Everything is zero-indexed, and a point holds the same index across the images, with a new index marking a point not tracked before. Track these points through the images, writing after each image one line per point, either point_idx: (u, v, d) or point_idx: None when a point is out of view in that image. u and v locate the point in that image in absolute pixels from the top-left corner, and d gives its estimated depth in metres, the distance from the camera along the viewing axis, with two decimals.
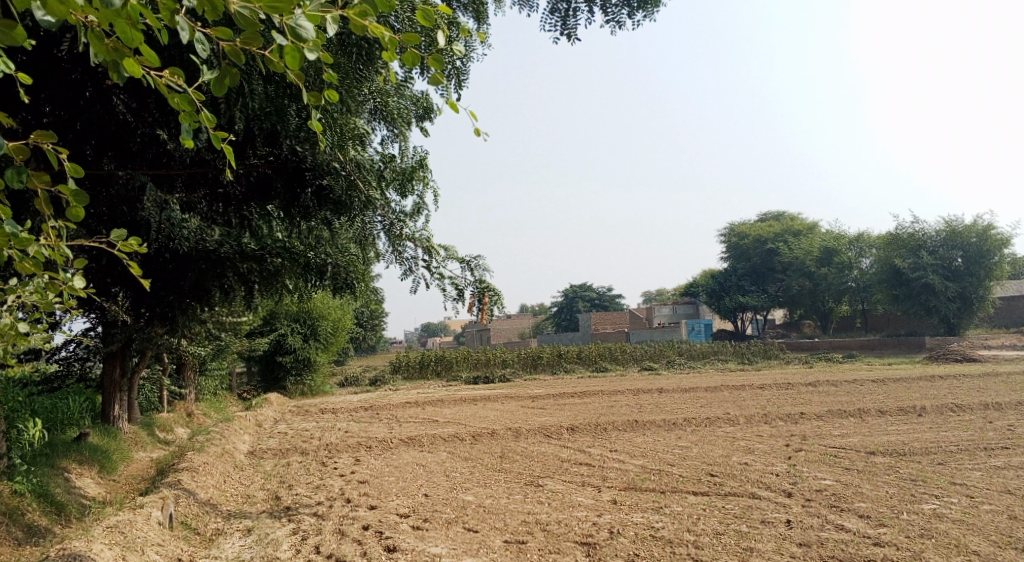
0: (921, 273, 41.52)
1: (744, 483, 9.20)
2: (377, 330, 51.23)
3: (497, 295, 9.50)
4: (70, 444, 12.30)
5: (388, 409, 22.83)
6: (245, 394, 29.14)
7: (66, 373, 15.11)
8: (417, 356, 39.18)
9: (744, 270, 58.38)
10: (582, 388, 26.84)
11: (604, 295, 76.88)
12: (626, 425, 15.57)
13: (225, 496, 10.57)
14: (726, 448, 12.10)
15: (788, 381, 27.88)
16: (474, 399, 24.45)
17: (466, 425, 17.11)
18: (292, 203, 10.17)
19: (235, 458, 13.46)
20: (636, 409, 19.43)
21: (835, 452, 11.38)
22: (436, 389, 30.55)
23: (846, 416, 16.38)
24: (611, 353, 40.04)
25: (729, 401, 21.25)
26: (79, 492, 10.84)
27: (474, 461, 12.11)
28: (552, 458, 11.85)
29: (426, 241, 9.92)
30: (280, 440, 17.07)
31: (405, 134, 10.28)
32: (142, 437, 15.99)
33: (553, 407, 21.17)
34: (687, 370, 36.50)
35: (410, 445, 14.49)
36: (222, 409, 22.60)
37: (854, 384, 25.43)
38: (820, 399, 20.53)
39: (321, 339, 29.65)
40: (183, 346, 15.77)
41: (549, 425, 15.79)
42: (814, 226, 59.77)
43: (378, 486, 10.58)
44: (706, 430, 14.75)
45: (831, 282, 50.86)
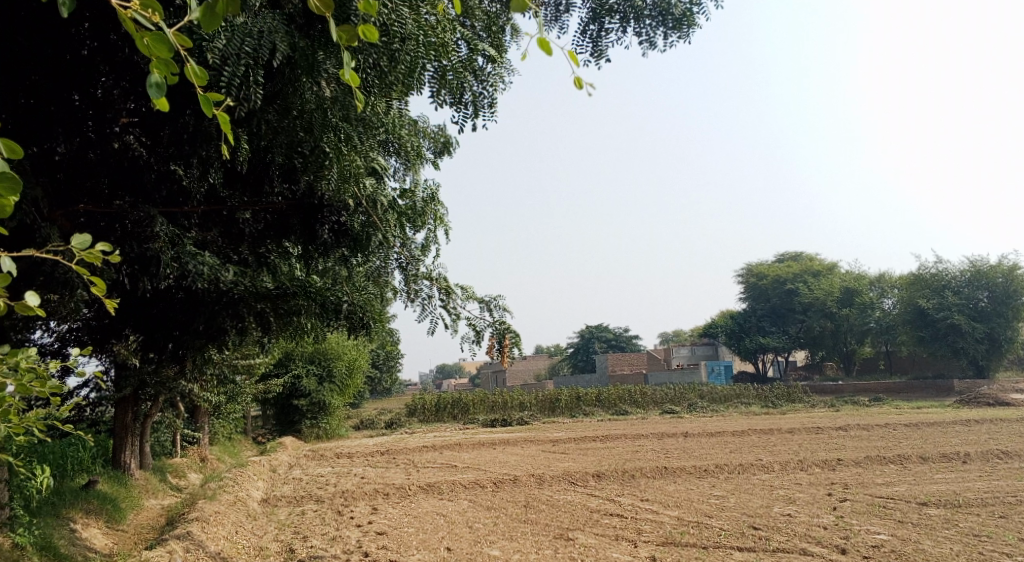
0: (946, 313, 40.60)
1: (792, 537, 8.56)
2: (393, 372, 50.63)
3: (519, 338, 8.97)
4: (78, 492, 11.84)
5: (404, 453, 22.21)
6: (260, 437, 28.64)
7: (77, 418, 14.72)
8: (433, 398, 38.53)
9: (765, 310, 57.53)
10: (605, 433, 26.09)
11: (621, 337, 76.20)
12: (654, 472, 14.90)
13: (237, 549, 10.01)
14: (764, 498, 11.42)
15: (816, 425, 27.04)
16: (493, 443, 23.78)
17: (486, 472, 16.47)
18: (307, 239, 9.77)
19: (249, 506, 12.89)
20: (662, 455, 18.72)
21: (883, 503, 10.68)
22: (453, 433, 29.90)
23: (886, 463, 15.63)
24: (631, 396, 39.24)
25: (759, 446, 20.48)
26: (85, 544, 10.32)
27: (498, 511, 11.47)
28: (581, 508, 11.22)
29: (443, 280, 9.42)
30: (295, 486, 16.50)
31: (417, 167, 9.86)
32: (154, 484, 15.48)
33: (575, 452, 20.50)
34: (709, 413, 35.66)
35: (430, 493, 13.87)
36: (236, 454, 22.11)
37: (886, 427, 24.54)
38: (853, 444, 19.75)
39: (336, 381, 29.14)
40: (196, 389, 15.36)
41: (573, 472, 15.14)
42: (834, 266, 58.97)
43: (398, 538, 9.98)
44: (740, 478, 14.05)
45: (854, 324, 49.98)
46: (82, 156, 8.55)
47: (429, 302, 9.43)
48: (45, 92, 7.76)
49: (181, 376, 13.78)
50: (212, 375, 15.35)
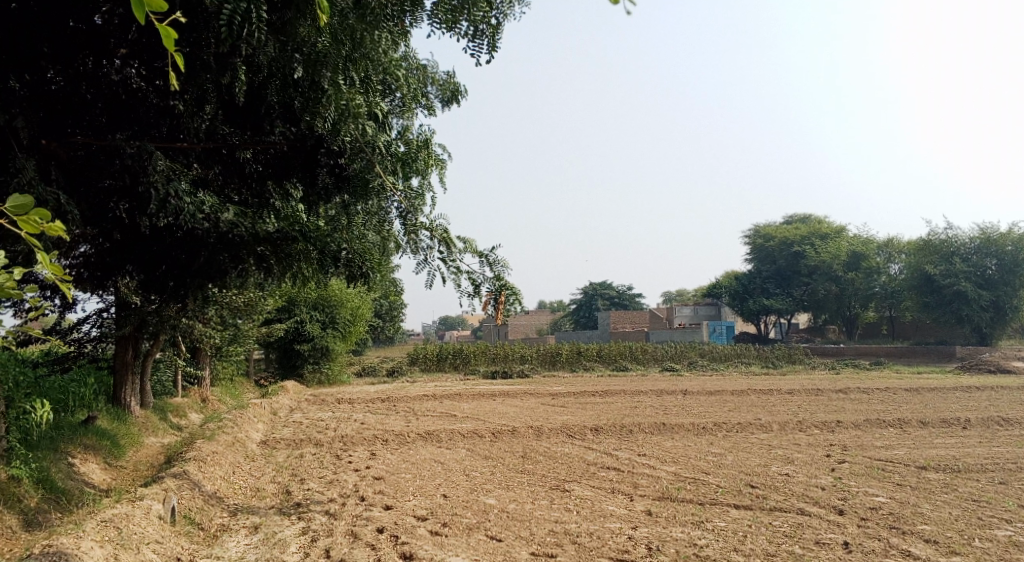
0: (952, 280, 40.34)
1: (789, 497, 8.51)
2: (396, 321, 50.73)
3: (516, 293, 8.92)
4: (77, 427, 11.85)
5: (404, 400, 22.30)
6: (262, 380, 28.79)
7: (77, 354, 14.68)
8: (435, 348, 38.61)
9: (769, 272, 57.30)
10: (605, 387, 26.17)
11: (625, 295, 76.22)
12: (653, 427, 14.89)
13: (234, 489, 10.01)
14: (762, 456, 11.37)
15: (816, 387, 27.08)
16: (493, 394, 23.86)
17: (485, 422, 16.49)
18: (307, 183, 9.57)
19: (247, 448, 12.92)
20: (661, 411, 18.72)
21: (882, 466, 10.62)
22: (453, 382, 30.02)
23: (885, 426, 15.61)
24: (631, 352, 39.30)
25: (758, 405, 20.49)
26: (82, 479, 10.34)
27: (495, 460, 11.45)
28: (578, 460, 11.19)
29: (442, 231, 9.27)
30: (294, 430, 16.55)
31: (416, 110, 9.64)
32: (154, 422, 15.52)
33: (574, 405, 20.55)
34: (709, 372, 35.69)
35: (428, 441, 13.88)
36: (237, 396, 22.22)
37: (886, 391, 24.52)
38: (852, 407, 19.74)
39: (339, 327, 29.17)
40: (198, 329, 15.31)
41: (572, 424, 15.14)
42: (842, 230, 58.51)
43: (394, 484, 9.97)
44: (738, 436, 14.03)
45: (858, 288, 49.91)
46: (75, 90, 8.46)
47: (427, 253, 9.31)
48: (42, 28, 7.81)
49: (183, 314, 13.65)
50: (214, 315, 15.27)
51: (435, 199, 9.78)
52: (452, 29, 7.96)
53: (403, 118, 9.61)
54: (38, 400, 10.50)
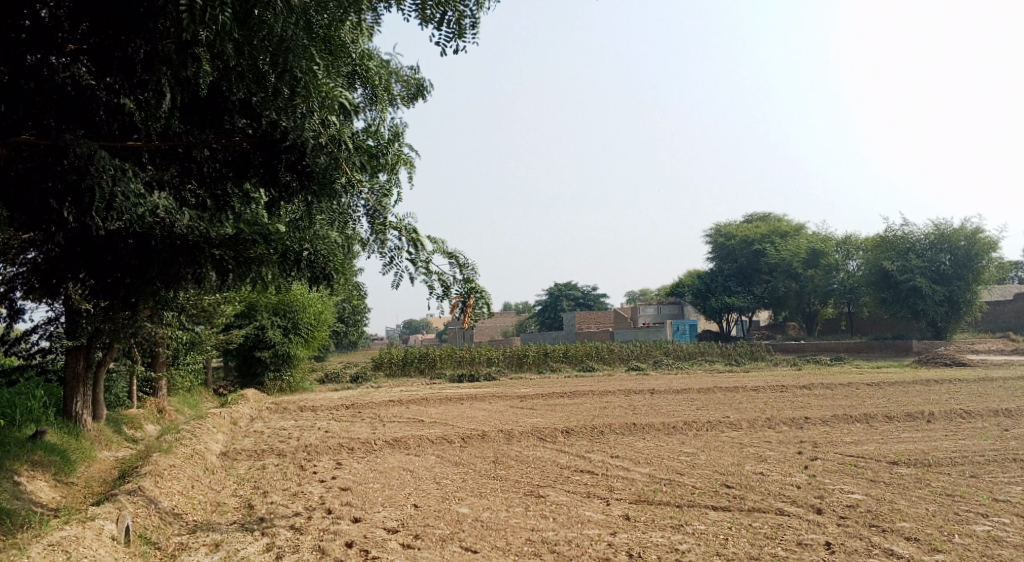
0: (908, 275, 41.02)
1: (766, 496, 8.41)
2: (359, 325, 50.08)
3: (485, 297, 8.68)
4: (25, 443, 11.33)
5: (370, 406, 21.94)
6: (222, 388, 28.15)
7: (25, 366, 14.12)
8: (398, 352, 38.18)
9: (731, 270, 57.82)
10: (571, 388, 26.05)
11: (589, 295, 76.43)
12: (623, 428, 14.77)
13: (193, 505, 9.63)
14: (735, 455, 11.28)
15: (780, 383, 27.28)
16: (460, 397, 23.59)
17: (453, 427, 16.21)
18: (269, 180, 9.33)
19: (208, 460, 12.51)
20: (629, 411, 18.62)
21: (854, 462, 10.61)
22: (418, 386, 29.65)
23: (852, 421, 15.70)
24: (597, 352, 39.28)
25: (724, 403, 20.53)
26: (30, 498, 9.88)
27: (465, 467, 11.21)
28: (550, 464, 11.00)
29: (411, 230, 9.00)
30: (256, 440, 16.10)
31: (386, 103, 9.34)
32: (108, 435, 14.97)
33: (542, 407, 20.40)
34: (673, 370, 35.81)
35: (396, 448, 13.57)
36: (196, 406, 21.64)
37: (849, 386, 24.78)
38: (818, 403, 19.85)
39: (301, 333, 28.67)
40: (159, 334, 14.79)
41: (542, 427, 14.95)
42: (800, 228, 59.28)
43: (362, 494, 9.67)
44: (708, 435, 13.97)
45: (817, 285, 50.59)
46: (11, 86, 8.17)
47: (395, 255, 9.03)
48: None
49: (140, 321, 13.15)
50: (175, 318, 14.77)
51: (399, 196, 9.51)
52: (421, 11, 7.67)
53: (370, 112, 9.32)
54: None
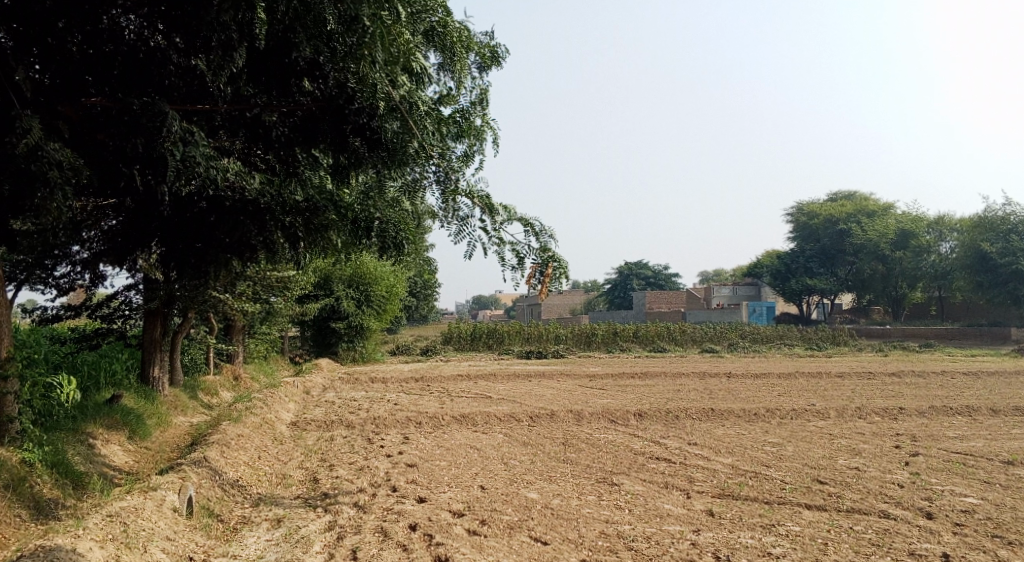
0: (1010, 259, 38.38)
1: (865, 495, 7.64)
2: (429, 299, 50.15)
3: (564, 268, 8.11)
4: (100, 406, 11.35)
5: (439, 380, 21.70)
6: (296, 357, 28.46)
7: (106, 330, 14.33)
8: (469, 327, 38.03)
9: (813, 251, 55.59)
10: (643, 369, 25.32)
11: (662, 274, 74.97)
12: (701, 413, 14.03)
13: (257, 476, 9.42)
14: (826, 448, 10.47)
15: (867, 369, 25.90)
16: (529, 374, 23.14)
17: (522, 404, 15.73)
18: (339, 146, 8.82)
19: (276, 430, 12.37)
20: (706, 395, 17.83)
21: (962, 460, 9.67)
22: (488, 362, 29.39)
23: (952, 414, 14.56)
24: (670, 333, 38.26)
25: (808, 390, 19.47)
26: (102, 462, 9.85)
27: (534, 448, 10.72)
28: (625, 449, 10.40)
29: (484, 198, 8.49)
30: (326, 410, 15.99)
31: (464, 66, 8.71)
32: (183, 400, 15.02)
33: (614, 388, 19.74)
34: (751, 353, 34.57)
35: (464, 424, 13.19)
36: (271, 375, 21.81)
37: (943, 376, 23.34)
38: (911, 392, 18.64)
39: (374, 304, 28.68)
40: (229, 304, 14.72)
41: (615, 408, 14.33)
42: (890, 207, 56.47)
43: (427, 472, 9.28)
44: (794, 424, 13.12)
45: (906, 268, 48.07)
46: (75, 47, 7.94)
47: (466, 223, 8.53)
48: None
49: (212, 289, 13.13)
50: (245, 288, 14.68)
51: (474, 164, 8.96)
52: None
53: (446, 75, 8.74)
54: (62, 378, 10.10)
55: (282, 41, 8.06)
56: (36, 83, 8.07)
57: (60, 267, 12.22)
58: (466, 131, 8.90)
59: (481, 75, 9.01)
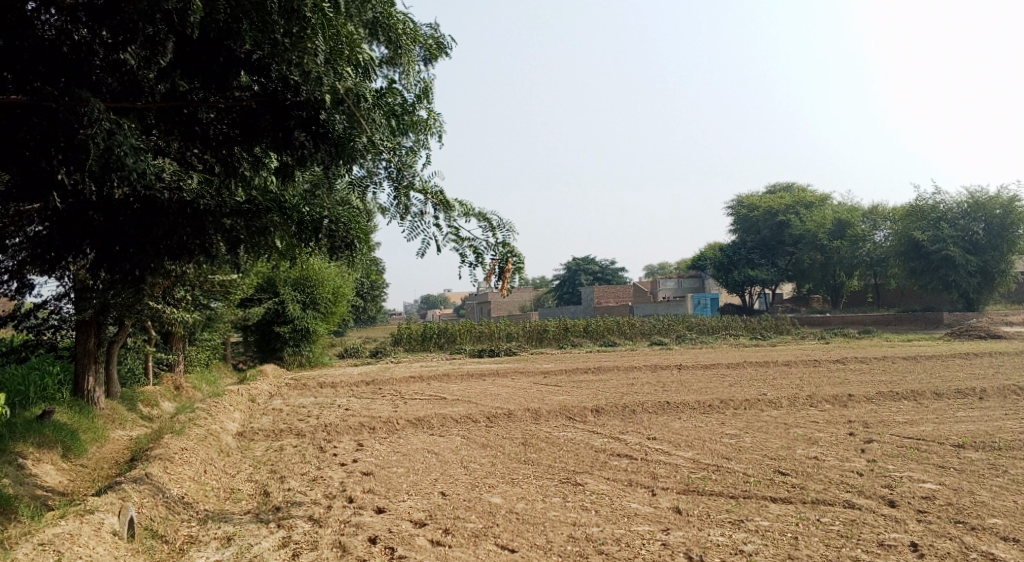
0: (941, 246, 39.64)
1: (828, 485, 7.65)
2: (377, 299, 49.40)
3: (523, 262, 7.93)
4: (31, 423, 10.73)
5: (390, 383, 21.31)
6: (240, 364, 27.68)
7: (35, 341, 13.59)
8: (418, 327, 37.55)
9: (754, 242, 56.57)
10: (595, 364, 25.32)
11: (608, 269, 75.48)
12: (657, 406, 13.99)
13: (204, 491, 9.00)
14: (783, 438, 10.50)
15: (812, 357, 26.33)
16: (481, 373, 22.92)
17: (476, 405, 15.49)
18: (282, 143, 8.39)
19: (222, 441, 11.90)
20: (660, 388, 17.85)
21: (916, 445, 9.80)
22: (439, 362, 29.05)
23: (899, 399, 14.84)
24: (619, 327, 38.45)
25: (759, 379, 19.68)
26: (34, 482, 9.31)
27: (493, 449, 10.50)
28: (585, 447, 10.26)
29: (438, 192, 8.25)
30: (273, 418, 15.51)
31: (410, 58, 8.43)
32: (121, 413, 14.37)
33: (568, 384, 19.65)
34: (698, 345, 34.98)
35: (419, 428, 12.90)
36: (214, 383, 21.13)
37: (886, 361, 23.89)
38: (857, 378, 18.97)
39: (320, 307, 28.09)
40: (168, 311, 14.14)
41: (571, 405, 14.20)
42: (827, 198, 57.80)
43: (385, 480, 8.99)
44: (749, 414, 13.18)
45: (843, 257, 49.32)
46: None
47: (421, 219, 8.27)
48: None
49: (149, 296, 12.61)
50: (184, 293, 14.12)
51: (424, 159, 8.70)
52: None
53: (390, 68, 8.45)
54: None
55: (219, 30, 7.63)
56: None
57: None
58: (415, 126, 8.62)
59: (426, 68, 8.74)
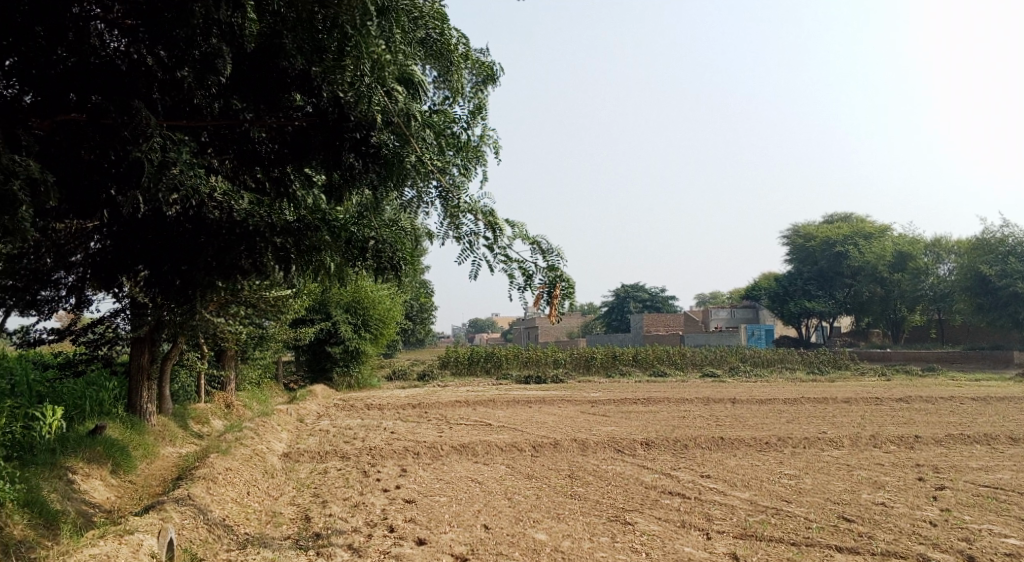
0: (1010, 281, 38.01)
1: (898, 535, 7.15)
2: (425, 321, 49.40)
3: (572, 288, 7.66)
4: (82, 438, 10.77)
5: (437, 407, 21.15)
6: (290, 383, 27.84)
7: (90, 356, 13.77)
8: (465, 351, 37.39)
9: (811, 273, 55.22)
10: (645, 394, 24.73)
11: (659, 297, 74.55)
12: (711, 442, 13.47)
13: (246, 514, 8.86)
14: (847, 481, 9.94)
15: (873, 394, 25.27)
16: (529, 400, 22.57)
17: (522, 433, 15.15)
18: (332, 163, 8.41)
19: (267, 461, 11.80)
20: (713, 423, 17.24)
21: (992, 494, 9.16)
22: (486, 387, 28.77)
23: (970, 443, 14.02)
24: (669, 357, 37.67)
25: (818, 416, 18.91)
26: (82, 498, 9.30)
27: (539, 481, 10.17)
28: (635, 483, 9.86)
29: (487, 214, 8.03)
30: (319, 439, 15.41)
31: (462, 77, 8.29)
32: (171, 430, 14.41)
33: (617, 414, 19.17)
34: (752, 378, 34.03)
35: (464, 455, 12.63)
36: (264, 400, 21.22)
37: (953, 401, 22.80)
38: (923, 419, 18.08)
39: (370, 329, 28.14)
40: (220, 328, 14.19)
41: (621, 437, 13.77)
42: (888, 230, 56.19)
43: (428, 509, 8.74)
44: (809, 453, 12.59)
45: (905, 291, 47.71)
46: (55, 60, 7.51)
47: (469, 242, 8.07)
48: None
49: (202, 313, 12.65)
50: (237, 312, 14.11)
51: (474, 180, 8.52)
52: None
53: (442, 87, 8.32)
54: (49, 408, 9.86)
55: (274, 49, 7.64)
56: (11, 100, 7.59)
57: (44, 291, 11.64)
58: (465, 146, 8.46)
59: (479, 86, 8.59)
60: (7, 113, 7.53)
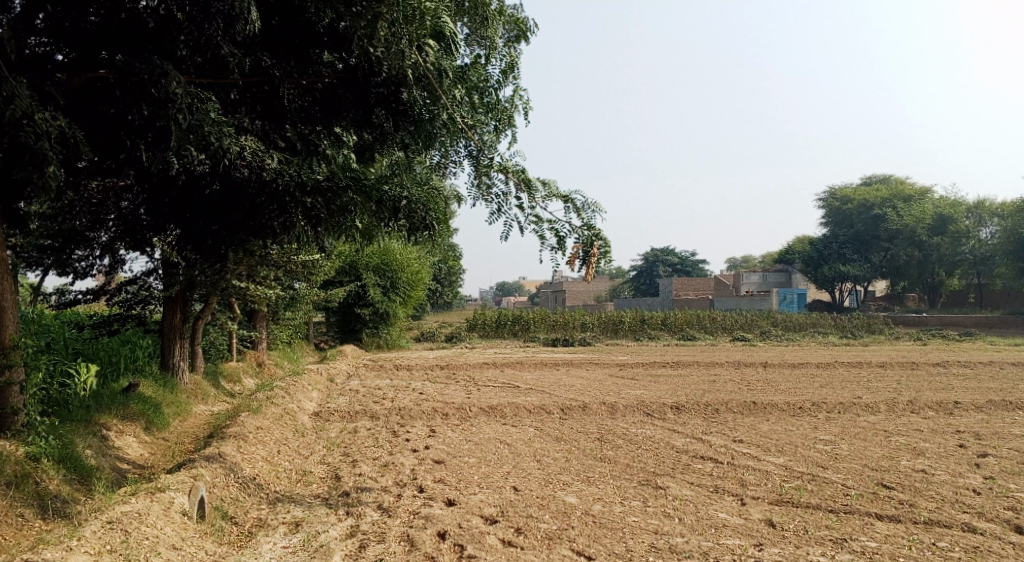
0: None
1: (941, 504, 6.93)
2: (453, 284, 49.38)
3: (609, 247, 7.44)
4: (116, 395, 10.83)
5: (465, 368, 21.13)
6: (320, 343, 28.00)
7: (125, 315, 13.87)
8: (492, 313, 37.32)
9: (846, 236, 54.18)
10: (675, 358, 24.49)
11: (688, 261, 73.83)
12: (743, 406, 13.25)
13: (276, 473, 8.86)
14: (884, 447, 9.70)
15: (910, 359, 24.77)
16: (557, 363, 22.45)
17: (551, 395, 15.04)
18: (362, 122, 8.22)
19: (298, 420, 11.82)
20: (744, 387, 16.99)
21: None
22: (514, 349, 28.74)
23: (1012, 410, 13.64)
24: (699, 321, 37.28)
25: (852, 381, 18.55)
26: (116, 455, 9.37)
27: (568, 444, 10.06)
28: (665, 447, 9.71)
29: (520, 172, 7.82)
30: (349, 399, 15.46)
31: (495, 31, 8.01)
32: (204, 389, 14.51)
33: (646, 378, 18.99)
34: (784, 342, 33.60)
35: (492, 416, 12.57)
36: (294, 360, 21.35)
37: (992, 366, 22.26)
38: (962, 385, 17.65)
39: (399, 290, 28.11)
40: (251, 289, 14.18)
41: (650, 401, 13.59)
42: (927, 192, 54.83)
43: (457, 470, 8.67)
44: (844, 419, 12.32)
45: (943, 254, 46.64)
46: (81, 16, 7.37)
47: (501, 201, 7.88)
48: None
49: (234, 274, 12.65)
50: (268, 273, 14.08)
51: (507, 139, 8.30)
52: None
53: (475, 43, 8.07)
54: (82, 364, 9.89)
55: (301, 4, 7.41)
56: (43, 57, 7.52)
57: (78, 251, 11.65)
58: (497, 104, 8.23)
59: (512, 43, 8.28)
60: (37, 67, 7.44)
